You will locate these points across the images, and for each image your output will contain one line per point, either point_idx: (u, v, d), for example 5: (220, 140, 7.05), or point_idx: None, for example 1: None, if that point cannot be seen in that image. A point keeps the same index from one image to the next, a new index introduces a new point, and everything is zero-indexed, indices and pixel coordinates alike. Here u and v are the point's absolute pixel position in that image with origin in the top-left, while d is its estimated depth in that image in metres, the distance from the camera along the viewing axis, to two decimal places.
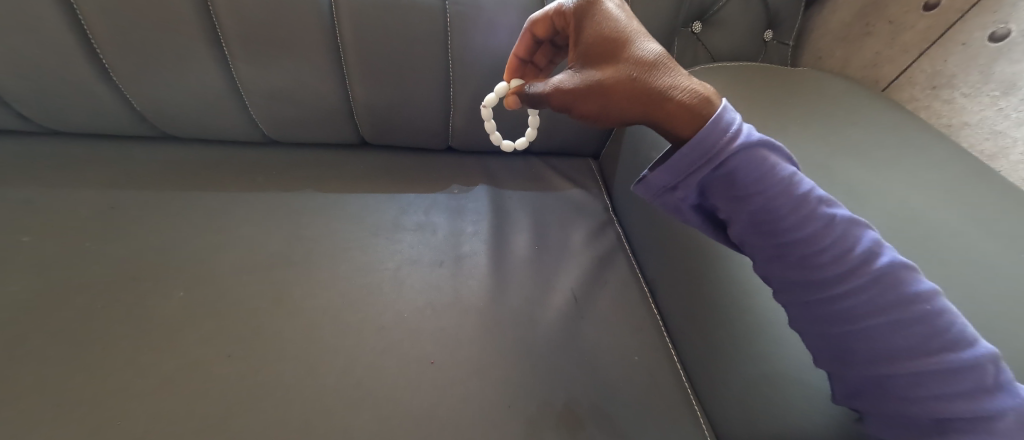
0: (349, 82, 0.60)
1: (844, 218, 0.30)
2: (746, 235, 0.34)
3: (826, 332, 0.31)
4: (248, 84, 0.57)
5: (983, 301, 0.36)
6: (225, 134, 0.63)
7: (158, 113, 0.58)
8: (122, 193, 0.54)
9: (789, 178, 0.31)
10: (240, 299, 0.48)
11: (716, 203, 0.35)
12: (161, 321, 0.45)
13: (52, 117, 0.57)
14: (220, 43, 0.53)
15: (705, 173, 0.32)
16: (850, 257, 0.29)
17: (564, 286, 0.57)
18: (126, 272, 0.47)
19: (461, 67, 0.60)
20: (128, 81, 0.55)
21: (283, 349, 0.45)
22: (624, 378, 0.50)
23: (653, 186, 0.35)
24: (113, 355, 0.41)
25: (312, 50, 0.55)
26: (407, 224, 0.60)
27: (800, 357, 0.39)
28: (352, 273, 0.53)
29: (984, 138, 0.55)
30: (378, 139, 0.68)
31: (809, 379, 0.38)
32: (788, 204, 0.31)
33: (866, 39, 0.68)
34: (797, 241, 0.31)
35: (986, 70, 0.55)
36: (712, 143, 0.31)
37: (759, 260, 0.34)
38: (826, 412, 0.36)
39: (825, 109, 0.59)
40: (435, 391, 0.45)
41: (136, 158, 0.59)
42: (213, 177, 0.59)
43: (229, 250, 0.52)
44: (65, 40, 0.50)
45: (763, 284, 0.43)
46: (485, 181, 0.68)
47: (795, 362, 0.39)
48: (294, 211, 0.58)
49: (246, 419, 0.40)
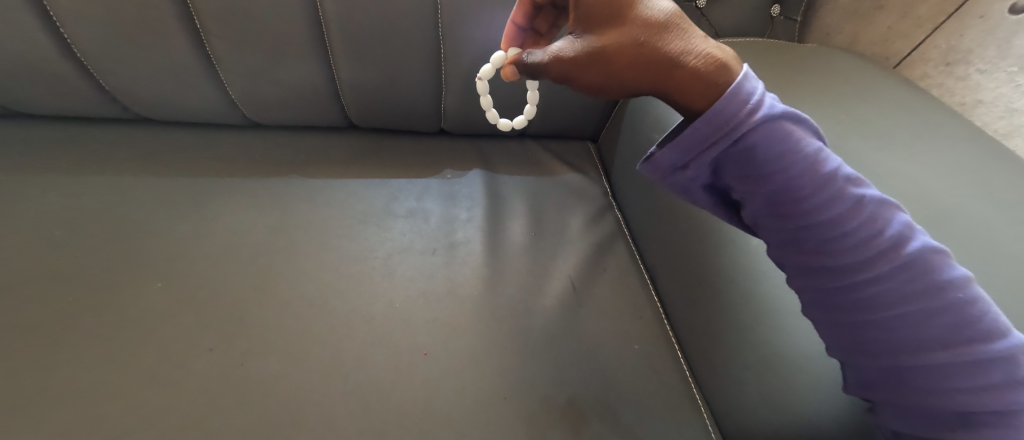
0: (334, 60, 0.56)
1: (873, 199, 0.28)
2: (761, 216, 0.32)
3: (844, 320, 0.29)
4: (224, 62, 0.54)
5: (1003, 285, 0.35)
6: (204, 118, 0.60)
7: (132, 95, 0.55)
8: (95, 180, 0.52)
9: (813, 155, 0.29)
10: (221, 291, 0.46)
11: (729, 182, 0.32)
12: (138, 314, 0.42)
13: (18, 100, 0.53)
14: (192, 17, 0.49)
15: (719, 150, 0.30)
16: (878, 240, 0.27)
17: (561, 274, 0.55)
18: (99, 263, 0.45)
19: (453, 45, 0.57)
20: (95, 59, 0.51)
21: (269, 341, 0.43)
22: (625, 368, 0.48)
23: (661, 165, 0.32)
24: (82, 351, 0.39)
25: (291, 27, 0.52)
26: (398, 211, 0.57)
27: (808, 347, 0.38)
28: (340, 261, 0.50)
29: (999, 117, 0.54)
30: (368, 122, 0.65)
31: (816, 370, 0.37)
32: (811, 184, 0.29)
33: (877, 14, 0.66)
34: (817, 224, 0.29)
35: (1004, 44, 0.52)
36: (730, 116, 0.28)
37: (774, 243, 0.32)
38: (834, 404, 0.35)
39: (836, 85, 0.57)
40: (428, 385, 0.43)
41: (109, 142, 0.56)
42: (193, 163, 0.56)
43: (210, 238, 0.49)
44: (22, 16, 0.46)
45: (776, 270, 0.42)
46: (479, 165, 0.66)
47: (805, 353, 0.38)
48: (278, 197, 0.55)
49: (228, 417, 0.38)
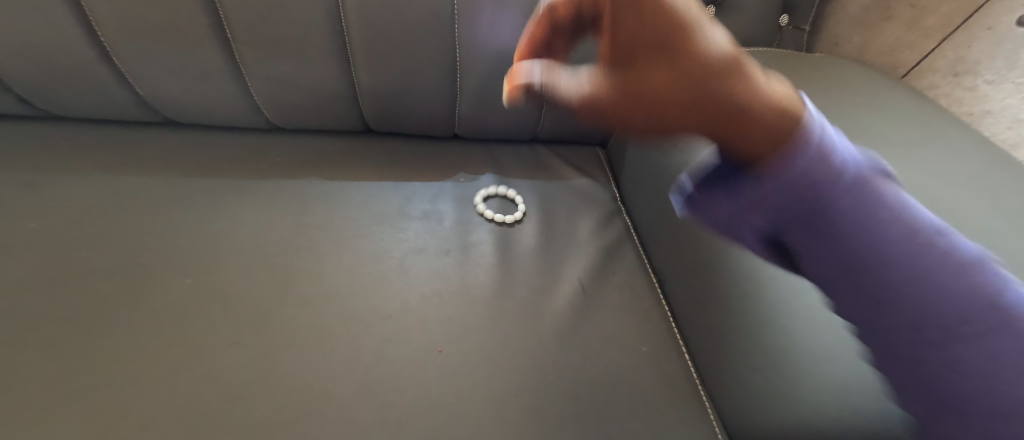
0: (354, 67, 0.58)
1: (972, 255, 0.21)
2: (834, 279, 0.24)
3: (948, 423, 0.21)
4: (250, 67, 0.56)
5: None
6: (228, 121, 0.62)
7: (162, 99, 0.58)
8: (125, 179, 0.54)
9: (887, 199, 0.22)
10: (245, 288, 0.47)
11: (793, 235, 0.24)
12: (167, 308, 0.44)
13: (54, 102, 0.56)
14: (221, 24, 0.52)
15: (776, 183, 0.21)
16: (982, 309, 0.20)
17: (571, 276, 0.56)
18: (131, 259, 0.47)
19: (468, 52, 0.59)
20: (128, 64, 0.53)
21: (291, 335, 0.45)
22: (633, 369, 0.49)
23: (702, 210, 0.25)
24: (114, 342, 0.41)
25: (315, 34, 0.54)
26: (413, 213, 0.59)
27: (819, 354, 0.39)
28: (358, 260, 0.52)
29: (1007, 127, 0.54)
30: (384, 126, 0.67)
31: (826, 376, 0.38)
32: (887, 235, 0.21)
33: (885, 24, 0.67)
34: (908, 291, 0.21)
35: (1012, 56, 0.53)
36: (785, 130, 0.19)
37: (903, 323, 0.21)
38: (844, 409, 0.36)
39: (845, 93, 0.58)
40: (442, 381, 0.44)
41: (138, 144, 0.59)
42: (218, 165, 0.59)
43: (233, 237, 0.51)
44: (64, 23, 0.49)
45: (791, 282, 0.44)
46: (491, 169, 0.68)
47: (815, 359, 0.39)
48: (298, 198, 0.57)
49: (251, 407, 0.39)
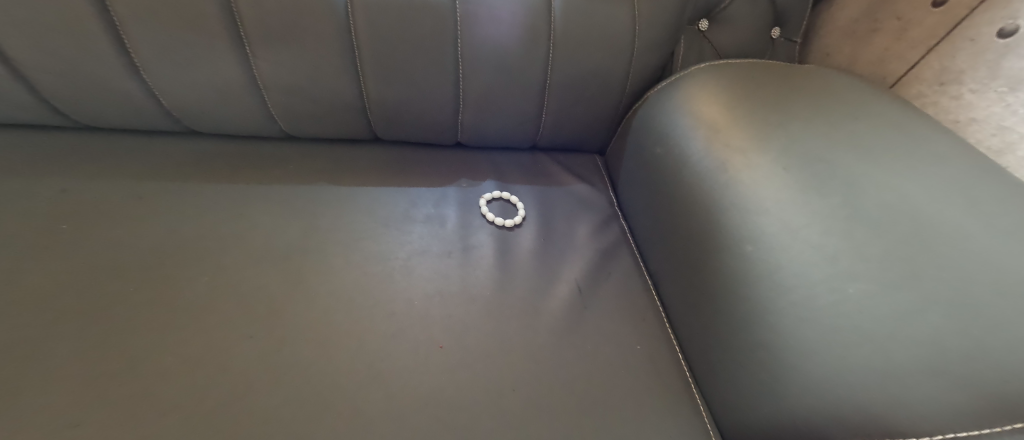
0: (363, 79, 0.62)
1: None
2: None
3: None
4: (267, 80, 0.60)
5: (977, 278, 0.37)
6: (245, 131, 0.66)
7: (184, 110, 0.61)
8: (150, 184, 0.58)
9: None
10: (258, 286, 0.50)
11: None
12: (188, 303, 0.47)
13: (85, 114, 0.60)
14: (242, 41, 0.56)
15: None
16: None
17: (568, 277, 0.59)
18: (154, 258, 0.50)
19: (471, 65, 0.62)
20: (155, 77, 0.57)
21: (301, 330, 0.47)
22: (627, 366, 0.51)
23: None
24: (138, 334, 0.44)
25: (328, 48, 0.58)
26: (417, 216, 0.62)
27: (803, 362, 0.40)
28: (364, 261, 0.55)
29: (992, 134, 0.56)
30: (391, 135, 0.70)
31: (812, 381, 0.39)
32: None
33: (874, 36, 0.69)
34: None
35: (994, 65, 0.55)
36: None
37: None
38: (828, 411, 0.37)
39: (833, 101, 0.60)
40: (442, 375, 0.47)
41: (162, 152, 0.62)
42: (234, 171, 0.62)
43: (249, 239, 0.55)
44: (98, 40, 0.53)
45: (779, 286, 0.43)
46: (493, 176, 0.71)
47: (800, 365, 0.40)
48: (309, 202, 0.60)
49: (263, 397, 0.42)
